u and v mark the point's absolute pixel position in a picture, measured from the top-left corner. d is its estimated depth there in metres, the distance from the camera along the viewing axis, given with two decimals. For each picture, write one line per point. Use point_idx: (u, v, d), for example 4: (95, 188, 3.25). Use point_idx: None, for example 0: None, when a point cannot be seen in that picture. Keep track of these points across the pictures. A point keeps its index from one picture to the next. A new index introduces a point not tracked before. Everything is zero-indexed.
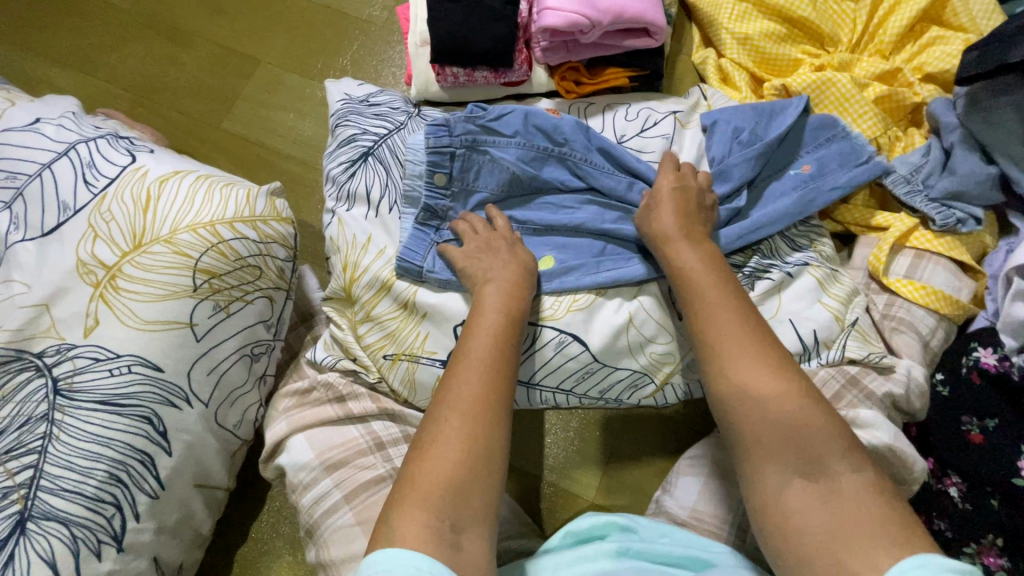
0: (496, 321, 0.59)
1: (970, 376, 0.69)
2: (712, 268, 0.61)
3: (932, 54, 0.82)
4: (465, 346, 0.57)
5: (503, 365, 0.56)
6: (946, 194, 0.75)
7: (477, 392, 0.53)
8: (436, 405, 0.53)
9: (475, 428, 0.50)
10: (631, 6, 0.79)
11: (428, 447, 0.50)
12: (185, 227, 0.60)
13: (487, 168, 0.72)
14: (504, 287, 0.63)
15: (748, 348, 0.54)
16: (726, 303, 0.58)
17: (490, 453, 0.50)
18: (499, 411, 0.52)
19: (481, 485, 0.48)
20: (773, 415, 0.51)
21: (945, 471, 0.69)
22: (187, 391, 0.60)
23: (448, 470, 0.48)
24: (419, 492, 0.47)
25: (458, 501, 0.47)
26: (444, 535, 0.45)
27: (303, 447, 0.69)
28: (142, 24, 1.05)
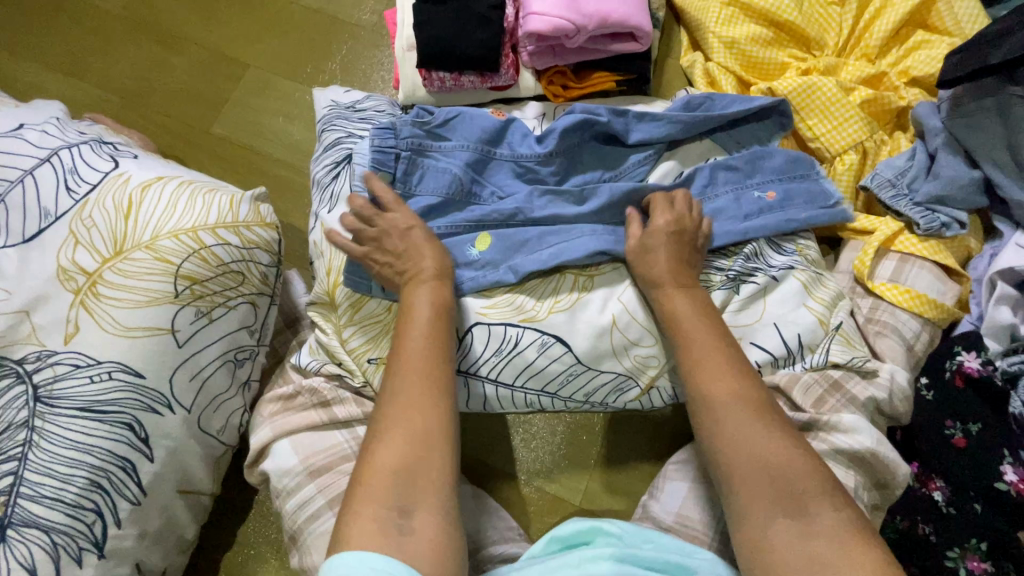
0: (426, 316, 0.61)
1: (954, 380, 0.70)
2: (698, 311, 0.63)
3: (917, 58, 0.82)
4: (400, 343, 0.59)
5: (437, 358, 0.58)
6: (931, 198, 0.74)
7: (412, 388, 0.56)
8: (379, 404, 0.56)
9: (412, 421, 0.54)
10: (616, 11, 0.79)
11: (375, 443, 0.53)
12: (166, 233, 0.60)
13: (433, 171, 0.72)
14: (435, 283, 0.65)
15: (724, 380, 0.58)
16: (711, 346, 0.60)
17: (431, 443, 0.53)
18: (436, 404, 0.55)
19: (427, 473, 0.52)
20: (755, 467, 0.53)
21: (928, 475, 0.68)
22: (170, 397, 0.60)
23: (394, 462, 0.52)
24: (365, 485, 0.51)
25: (404, 490, 0.51)
26: (392, 525, 0.49)
27: (287, 452, 0.69)
28: (131, 28, 1.05)
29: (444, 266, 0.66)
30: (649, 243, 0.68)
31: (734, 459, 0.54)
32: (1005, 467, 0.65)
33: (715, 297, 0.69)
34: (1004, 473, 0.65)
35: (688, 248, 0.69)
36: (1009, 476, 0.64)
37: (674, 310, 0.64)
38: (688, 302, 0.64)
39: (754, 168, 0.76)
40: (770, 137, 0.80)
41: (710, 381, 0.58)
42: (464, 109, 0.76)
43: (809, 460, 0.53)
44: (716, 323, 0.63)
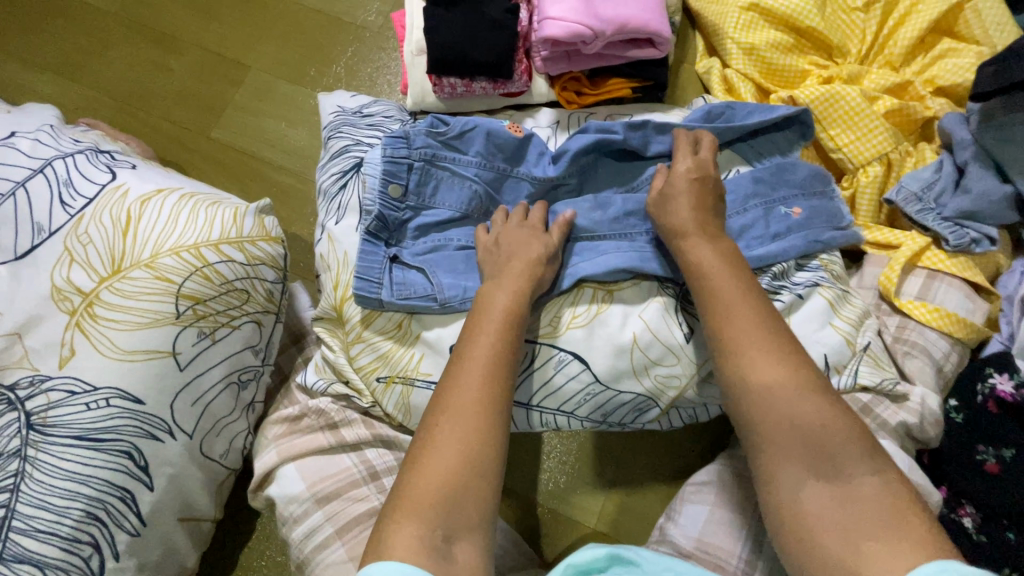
0: (496, 321, 0.58)
1: (986, 405, 0.67)
2: (738, 285, 0.57)
3: (943, 67, 0.79)
4: (468, 348, 0.56)
5: (503, 367, 0.55)
6: (960, 214, 0.72)
7: (474, 396, 0.52)
8: (433, 409, 0.52)
9: (469, 434, 0.50)
10: (635, 15, 0.75)
11: (424, 451, 0.49)
12: (166, 250, 0.57)
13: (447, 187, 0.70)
14: (508, 286, 0.61)
15: (777, 359, 0.52)
16: (742, 303, 0.56)
17: (490, 457, 0.49)
18: (497, 415, 0.51)
19: (480, 489, 0.48)
20: (788, 429, 0.49)
21: (959, 501, 0.66)
22: (170, 422, 0.57)
23: (444, 475, 0.48)
24: (411, 499, 0.46)
25: (454, 510, 0.46)
26: (438, 547, 0.44)
27: (294, 477, 0.66)
28: (128, 28, 1.01)
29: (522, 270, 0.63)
30: (670, 190, 0.66)
31: (787, 445, 0.49)
32: None
33: None
34: None
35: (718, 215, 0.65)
36: None
37: (717, 283, 0.58)
38: (737, 274, 0.59)
39: (780, 181, 0.73)
40: (791, 147, 0.77)
41: (755, 357, 0.53)
42: (478, 116, 0.73)
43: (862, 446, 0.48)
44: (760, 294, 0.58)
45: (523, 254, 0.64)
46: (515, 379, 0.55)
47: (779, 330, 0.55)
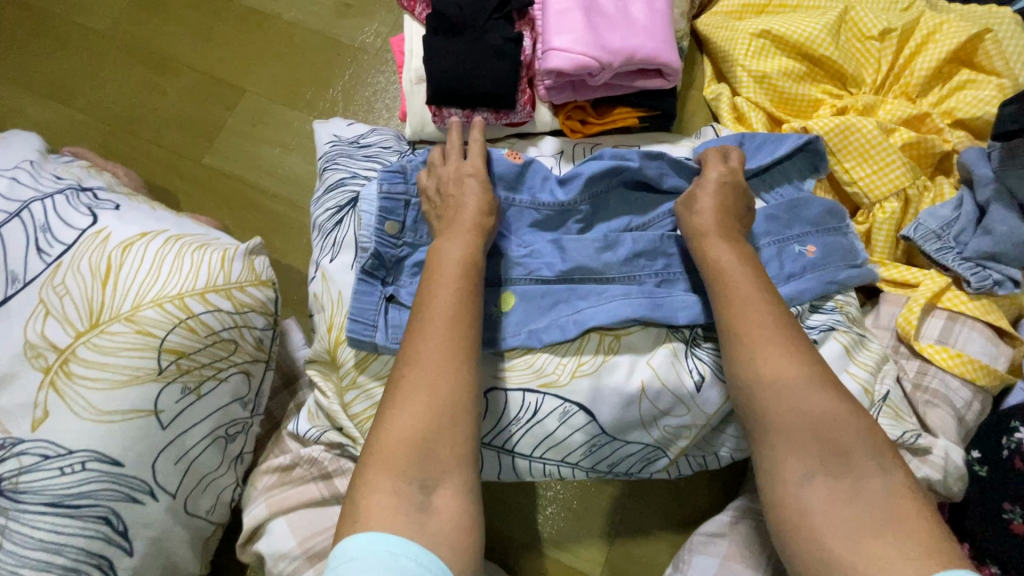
0: (452, 273, 0.57)
1: (1014, 461, 0.62)
2: (747, 263, 0.58)
3: (962, 99, 0.77)
4: (427, 301, 0.55)
5: (464, 316, 0.54)
6: (982, 254, 0.69)
7: (436, 351, 0.52)
8: (399, 365, 0.53)
9: (435, 385, 0.50)
10: (643, 45, 0.73)
11: (393, 408, 0.50)
12: (148, 301, 0.53)
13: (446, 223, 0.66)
14: (462, 239, 0.60)
15: (776, 344, 0.52)
16: (755, 293, 0.56)
17: (457, 408, 0.50)
18: (462, 367, 0.52)
19: (453, 438, 0.49)
20: (790, 414, 0.50)
21: (983, 559, 0.63)
22: (152, 484, 0.54)
23: (413, 430, 0.49)
24: (383, 455, 0.48)
25: (426, 459, 0.48)
26: (414, 503, 0.46)
27: (283, 533, 0.63)
28: (118, 49, 0.98)
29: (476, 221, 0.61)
30: (699, 190, 0.65)
31: (771, 405, 0.51)
32: None
33: None
34: None
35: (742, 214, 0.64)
36: None
37: (731, 276, 0.58)
38: (740, 250, 0.60)
39: (792, 216, 0.70)
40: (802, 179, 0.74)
41: (757, 338, 0.53)
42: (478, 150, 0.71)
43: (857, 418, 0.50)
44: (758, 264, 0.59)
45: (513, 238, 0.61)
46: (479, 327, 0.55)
47: (786, 320, 0.54)
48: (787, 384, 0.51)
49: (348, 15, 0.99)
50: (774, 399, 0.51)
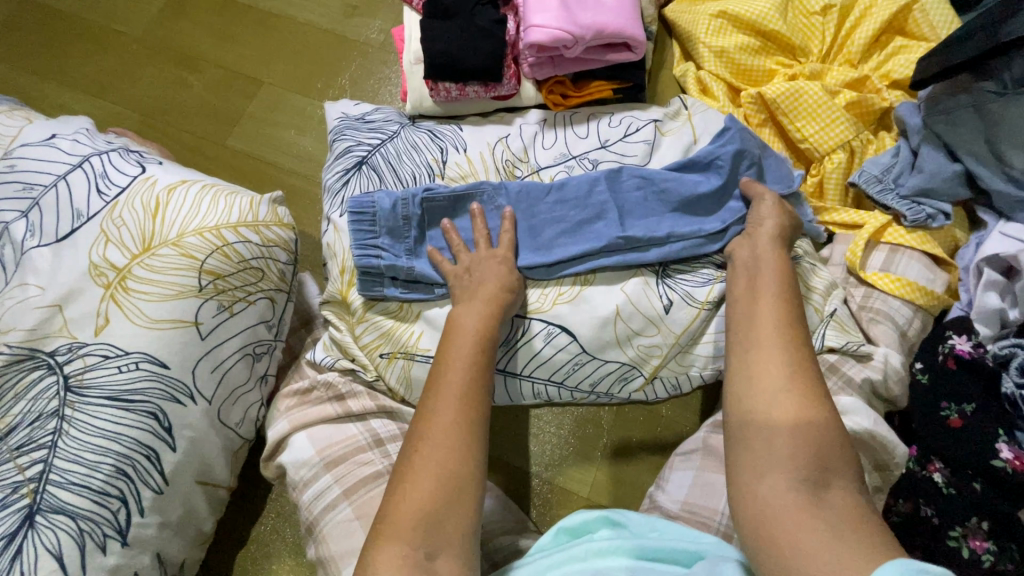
0: (468, 341, 0.61)
1: (946, 363, 0.72)
2: (783, 282, 0.62)
3: (897, 62, 0.87)
4: (440, 370, 0.59)
5: (471, 388, 0.57)
6: (916, 192, 0.77)
7: (447, 424, 0.55)
8: (410, 438, 0.55)
9: (443, 459, 0.53)
10: (611, 22, 0.83)
11: (403, 482, 0.53)
12: (191, 231, 0.64)
13: (456, 221, 0.75)
14: (478, 310, 0.65)
15: (785, 386, 0.53)
16: (772, 337, 0.56)
17: (462, 477, 0.53)
18: (469, 432, 0.55)
19: (457, 505, 0.52)
20: (779, 454, 0.50)
21: (928, 457, 0.70)
22: (191, 388, 0.63)
23: (421, 503, 0.51)
24: (393, 522, 0.50)
25: (434, 530, 0.50)
26: (419, 562, 0.49)
27: (304, 444, 0.72)
28: (151, 49, 1.10)
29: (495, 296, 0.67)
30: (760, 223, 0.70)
31: (774, 442, 0.51)
32: (1000, 446, 0.67)
33: (716, 288, 0.73)
34: (999, 451, 0.67)
35: (793, 242, 0.69)
36: (1005, 454, 0.66)
37: (759, 316, 0.59)
38: (779, 268, 0.63)
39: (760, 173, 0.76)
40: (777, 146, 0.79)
41: (763, 377, 0.54)
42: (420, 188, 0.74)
43: (851, 452, 0.51)
44: (791, 295, 0.61)
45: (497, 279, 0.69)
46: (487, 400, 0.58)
47: (810, 365, 0.55)
48: (786, 408, 0.52)
49: (355, 15, 1.11)
50: (770, 425, 0.52)
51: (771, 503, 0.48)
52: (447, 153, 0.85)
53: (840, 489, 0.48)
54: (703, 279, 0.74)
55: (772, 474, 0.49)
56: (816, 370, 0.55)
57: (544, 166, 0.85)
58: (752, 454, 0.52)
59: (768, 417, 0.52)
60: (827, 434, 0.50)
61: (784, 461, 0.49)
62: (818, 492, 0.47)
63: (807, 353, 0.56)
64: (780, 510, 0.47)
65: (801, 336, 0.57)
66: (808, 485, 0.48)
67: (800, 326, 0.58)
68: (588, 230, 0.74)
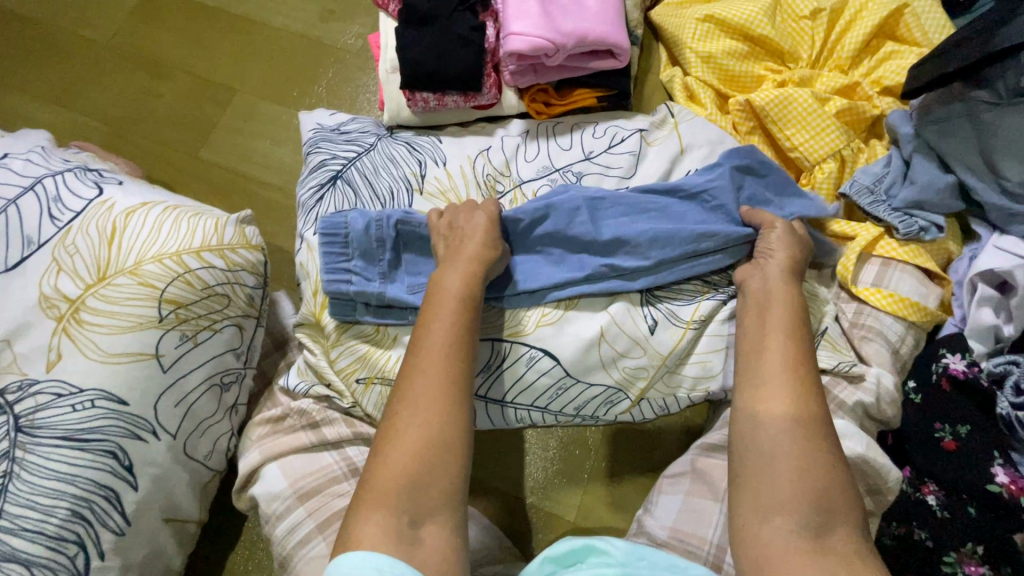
0: (451, 302, 0.59)
1: (940, 383, 0.70)
2: (790, 309, 0.59)
3: (888, 68, 0.84)
4: (422, 331, 0.57)
5: (456, 348, 0.56)
6: (909, 203, 0.75)
7: (431, 381, 0.53)
8: (394, 399, 0.54)
9: (427, 419, 0.51)
10: (594, 29, 0.80)
11: (386, 442, 0.51)
12: (149, 258, 0.60)
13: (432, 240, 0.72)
14: (462, 269, 0.62)
15: (791, 414, 0.52)
16: (782, 366, 0.55)
17: (447, 435, 0.51)
18: (454, 390, 0.53)
19: (443, 463, 0.50)
20: (782, 489, 0.49)
21: (922, 479, 0.69)
22: (154, 423, 0.59)
23: (405, 464, 0.49)
24: (377, 485, 0.49)
25: (420, 490, 0.49)
26: (404, 531, 0.47)
27: (276, 476, 0.69)
28: (119, 56, 1.06)
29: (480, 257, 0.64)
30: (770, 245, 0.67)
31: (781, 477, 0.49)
32: (995, 468, 0.65)
33: (703, 307, 0.71)
34: (994, 474, 0.65)
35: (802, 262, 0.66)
36: (1000, 477, 0.65)
37: (767, 342, 0.57)
38: (790, 292, 0.61)
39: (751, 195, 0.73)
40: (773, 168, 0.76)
41: (769, 404, 0.53)
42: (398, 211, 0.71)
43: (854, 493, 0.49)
44: (801, 328, 0.58)
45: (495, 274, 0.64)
46: (472, 360, 0.56)
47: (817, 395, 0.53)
48: (790, 447, 0.50)
49: (331, 20, 1.07)
50: (776, 464, 0.50)
51: (775, 546, 0.47)
52: (426, 166, 0.82)
53: (842, 532, 0.47)
54: (691, 297, 0.72)
55: (776, 513, 0.48)
56: (822, 408, 0.53)
57: (527, 179, 0.82)
58: (753, 482, 0.50)
59: (775, 455, 0.50)
60: (832, 474, 0.49)
61: (787, 497, 0.48)
62: (819, 536, 0.47)
63: (815, 382, 0.54)
64: (784, 556, 0.46)
65: (808, 366, 0.55)
66: (811, 529, 0.47)
67: (807, 361, 0.55)
68: (571, 261, 0.71)
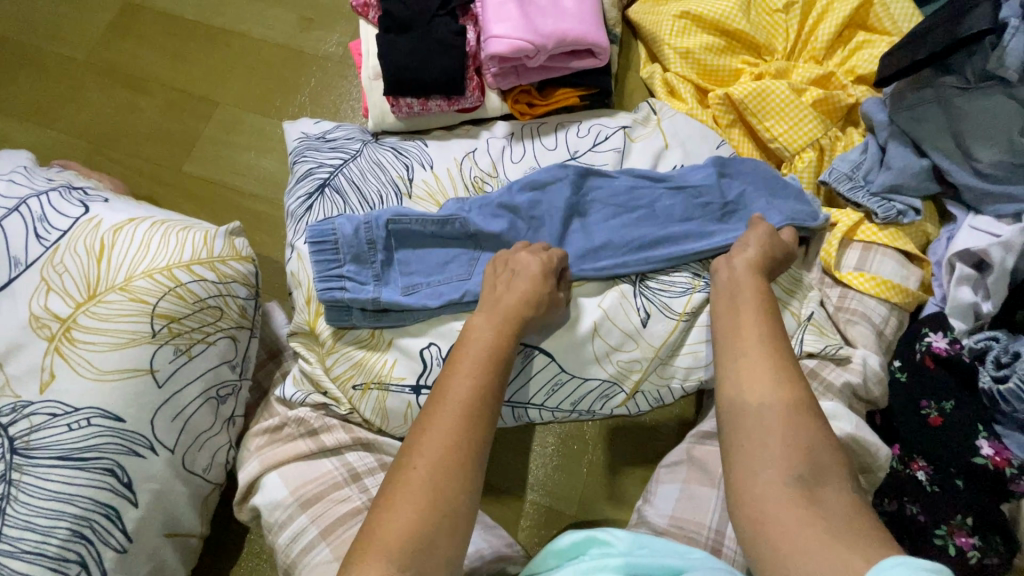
0: (480, 355, 0.58)
1: (924, 362, 0.72)
2: (760, 293, 0.62)
3: (861, 57, 0.87)
4: (447, 381, 0.55)
5: (479, 405, 0.53)
6: (887, 188, 0.77)
7: (450, 436, 0.51)
8: (408, 447, 0.51)
9: (443, 475, 0.49)
10: (573, 29, 0.81)
11: (395, 493, 0.48)
12: (139, 273, 0.60)
13: (422, 244, 0.74)
14: (492, 320, 0.62)
15: (771, 378, 0.53)
16: (760, 342, 0.56)
17: (456, 504, 0.48)
18: (469, 455, 0.50)
19: (448, 534, 0.47)
20: (770, 448, 0.49)
21: (910, 456, 0.70)
22: (151, 439, 0.59)
23: (413, 519, 0.46)
24: (381, 538, 0.45)
25: (426, 550, 0.46)
26: None
27: (276, 484, 0.69)
28: (98, 73, 1.05)
29: (518, 320, 0.62)
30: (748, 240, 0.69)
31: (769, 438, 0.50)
32: (981, 443, 0.67)
33: (695, 297, 0.72)
34: (980, 448, 0.67)
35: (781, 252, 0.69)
36: (985, 451, 0.67)
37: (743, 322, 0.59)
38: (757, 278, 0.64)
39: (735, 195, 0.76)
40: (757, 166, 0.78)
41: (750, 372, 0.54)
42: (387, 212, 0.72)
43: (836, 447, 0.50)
44: (771, 309, 0.61)
45: (519, 302, 0.64)
46: (495, 417, 0.54)
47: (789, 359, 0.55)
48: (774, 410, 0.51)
49: (311, 28, 1.07)
50: (766, 427, 0.50)
51: (770, 503, 0.47)
52: (413, 170, 0.82)
53: (836, 487, 0.47)
54: (682, 288, 0.73)
55: (767, 471, 0.48)
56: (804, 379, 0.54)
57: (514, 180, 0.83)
58: (744, 447, 0.50)
59: (762, 417, 0.51)
60: (819, 433, 0.49)
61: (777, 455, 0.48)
62: (814, 490, 0.46)
63: (788, 351, 0.56)
64: (776, 509, 0.46)
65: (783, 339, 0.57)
66: (803, 483, 0.47)
67: (783, 339, 0.58)
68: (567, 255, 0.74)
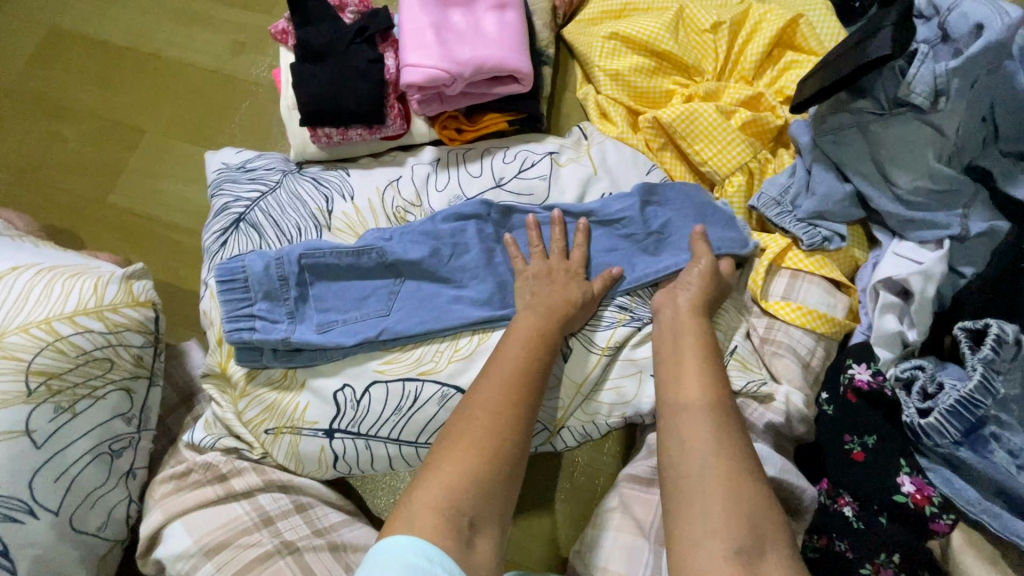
0: (532, 329, 0.62)
1: (847, 395, 0.70)
2: (699, 341, 0.60)
3: (789, 77, 0.85)
4: (498, 354, 0.60)
5: (532, 373, 0.58)
6: (812, 214, 0.76)
7: (503, 397, 0.55)
8: (465, 403, 0.55)
9: (501, 429, 0.52)
10: (491, 55, 0.79)
11: (453, 439, 0.52)
12: (14, 328, 0.57)
13: (337, 279, 0.71)
14: (542, 302, 0.66)
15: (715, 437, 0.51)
16: (704, 394, 0.54)
17: (510, 454, 0.52)
18: (521, 413, 0.54)
19: (503, 482, 0.51)
20: (712, 517, 0.47)
21: (837, 491, 0.67)
22: (30, 501, 0.56)
23: (470, 467, 0.50)
24: (442, 479, 0.49)
25: (484, 495, 0.49)
26: (463, 532, 0.46)
27: (179, 533, 0.66)
28: (21, 102, 1.02)
29: (563, 305, 0.66)
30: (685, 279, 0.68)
31: (711, 505, 0.47)
32: (902, 479, 0.66)
33: (619, 332, 0.70)
34: (902, 485, 0.65)
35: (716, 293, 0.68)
36: (906, 487, 0.65)
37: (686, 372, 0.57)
38: (700, 323, 0.62)
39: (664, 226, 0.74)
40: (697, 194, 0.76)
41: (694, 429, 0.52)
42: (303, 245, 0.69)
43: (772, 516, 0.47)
44: (714, 357, 0.59)
45: (559, 292, 0.67)
46: (543, 387, 0.59)
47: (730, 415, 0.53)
48: (715, 473, 0.49)
49: (242, 53, 1.04)
50: (707, 491, 0.48)
51: None
52: (333, 202, 0.80)
53: (775, 558, 0.45)
54: (606, 323, 0.71)
55: (705, 543, 0.46)
56: (745, 437, 0.52)
57: None
58: (687, 512, 0.48)
59: (704, 480, 0.49)
60: (758, 500, 0.47)
61: (717, 526, 0.46)
62: (751, 564, 0.44)
63: (729, 406, 0.54)
64: None
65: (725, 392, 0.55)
66: (741, 557, 0.44)
67: (726, 389, 0.56)
68: (487, 286, 0.71)
